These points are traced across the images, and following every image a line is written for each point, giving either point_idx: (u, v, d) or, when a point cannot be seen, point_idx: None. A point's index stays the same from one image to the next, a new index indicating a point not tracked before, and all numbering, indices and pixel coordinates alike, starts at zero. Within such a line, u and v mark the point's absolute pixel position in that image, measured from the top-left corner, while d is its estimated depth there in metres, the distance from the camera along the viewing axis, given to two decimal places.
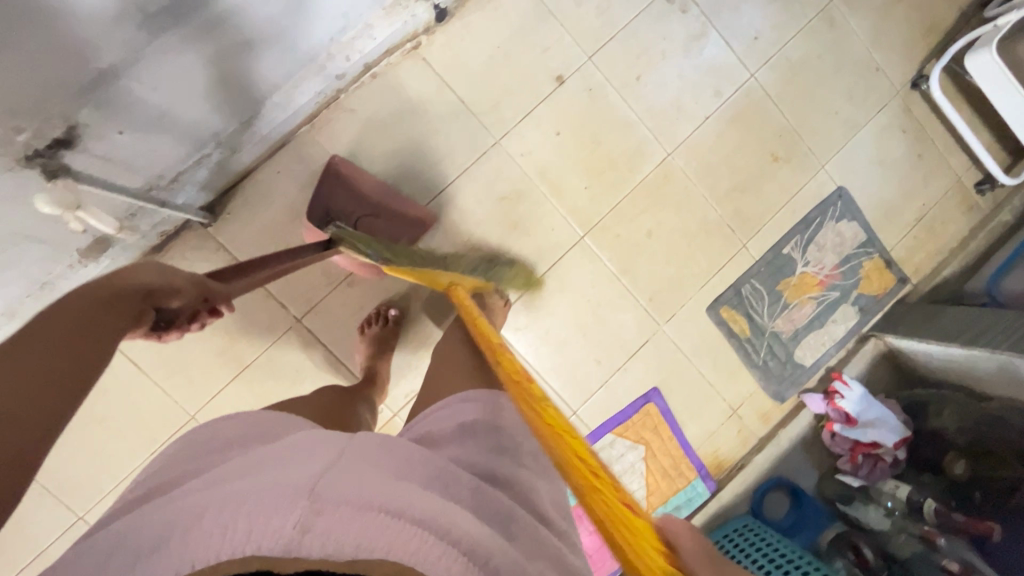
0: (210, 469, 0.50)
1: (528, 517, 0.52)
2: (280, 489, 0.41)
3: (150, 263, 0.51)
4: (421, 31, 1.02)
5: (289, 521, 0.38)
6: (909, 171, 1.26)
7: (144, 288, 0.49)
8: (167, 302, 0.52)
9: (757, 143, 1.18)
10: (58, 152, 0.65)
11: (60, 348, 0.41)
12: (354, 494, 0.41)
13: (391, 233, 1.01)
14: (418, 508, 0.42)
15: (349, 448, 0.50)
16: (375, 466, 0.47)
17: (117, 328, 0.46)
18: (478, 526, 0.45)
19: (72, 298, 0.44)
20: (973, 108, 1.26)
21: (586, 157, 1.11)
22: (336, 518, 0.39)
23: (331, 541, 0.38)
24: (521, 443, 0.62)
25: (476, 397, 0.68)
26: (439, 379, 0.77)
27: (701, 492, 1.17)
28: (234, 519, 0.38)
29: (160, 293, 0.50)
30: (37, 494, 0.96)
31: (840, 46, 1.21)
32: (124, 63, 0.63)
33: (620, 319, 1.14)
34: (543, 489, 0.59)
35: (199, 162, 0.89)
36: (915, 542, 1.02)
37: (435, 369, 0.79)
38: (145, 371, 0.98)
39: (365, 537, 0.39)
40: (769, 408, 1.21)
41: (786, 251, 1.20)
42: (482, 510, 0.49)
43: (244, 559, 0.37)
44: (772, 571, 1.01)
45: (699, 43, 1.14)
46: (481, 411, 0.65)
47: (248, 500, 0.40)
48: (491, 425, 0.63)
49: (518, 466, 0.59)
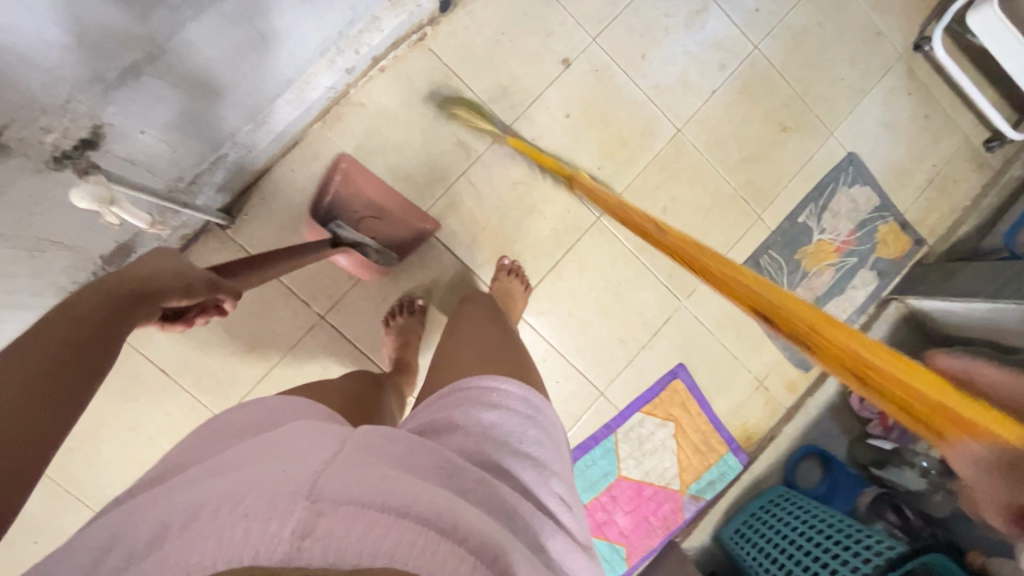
0: (234, 444, 0.48)
1: (531, 515, 0.49)
2: (277, 487, 0.38)
3: (166, 265, 0.54)
4: (426, 22, 1.02)
5: (286, 526, 0.35)
6: (917, 133, 1.26)
7: (144, 289, 0.49)
8: (177, 300, 0.52)
9: (765, 114, 1.18)
10: (85, 152, 0.65)
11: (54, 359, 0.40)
12: (356, 492, 0.38)
13: (389, 236, 1.04)
14: (425, 503, 0.39)
15: (349, 441, 0.46)
16: (375, 459, 0.44)
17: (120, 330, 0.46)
18: (487, 520, 0.42)
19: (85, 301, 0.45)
20: (976, 66, 1.26)
21: (597, 136, 1.11)
22: (337, 521, 0.36)
23: (333, 545, 0.35)
24: (525, 431, 0.58)
25: (473, 384, 0.62)
26: (442, 369, 0.73)
27: (733, 465, 1.18)
28: (228, 526, 0.35)
29: (172, 292, 0.52)
30: (73, 507, 0.95)
31: (839, 12, 1.21)
32: (148, 59, 0.62)
33: (641, 299, 1.14)
34: (551, 482, 0.56)
35: (217, 164, 0.89)
36: (953, 500, 1.03)
37: (444, 355, 0.77)
38: (173, 377, 0.97)
39: (369, 541, 0.36)
40: (795, 377, 1.22)
41: (801, 220, 1.20)
42: (496, 504, 0.46)
43: (242, 570, 0.34)
44: (812, 535, 0.99)
45: (701, 18, 1.14)
46: (480, 396, 0.60)
47: (242, 501, 0.36)
48: (488, 414, 0.58)
49: (520, 460, 0.55)
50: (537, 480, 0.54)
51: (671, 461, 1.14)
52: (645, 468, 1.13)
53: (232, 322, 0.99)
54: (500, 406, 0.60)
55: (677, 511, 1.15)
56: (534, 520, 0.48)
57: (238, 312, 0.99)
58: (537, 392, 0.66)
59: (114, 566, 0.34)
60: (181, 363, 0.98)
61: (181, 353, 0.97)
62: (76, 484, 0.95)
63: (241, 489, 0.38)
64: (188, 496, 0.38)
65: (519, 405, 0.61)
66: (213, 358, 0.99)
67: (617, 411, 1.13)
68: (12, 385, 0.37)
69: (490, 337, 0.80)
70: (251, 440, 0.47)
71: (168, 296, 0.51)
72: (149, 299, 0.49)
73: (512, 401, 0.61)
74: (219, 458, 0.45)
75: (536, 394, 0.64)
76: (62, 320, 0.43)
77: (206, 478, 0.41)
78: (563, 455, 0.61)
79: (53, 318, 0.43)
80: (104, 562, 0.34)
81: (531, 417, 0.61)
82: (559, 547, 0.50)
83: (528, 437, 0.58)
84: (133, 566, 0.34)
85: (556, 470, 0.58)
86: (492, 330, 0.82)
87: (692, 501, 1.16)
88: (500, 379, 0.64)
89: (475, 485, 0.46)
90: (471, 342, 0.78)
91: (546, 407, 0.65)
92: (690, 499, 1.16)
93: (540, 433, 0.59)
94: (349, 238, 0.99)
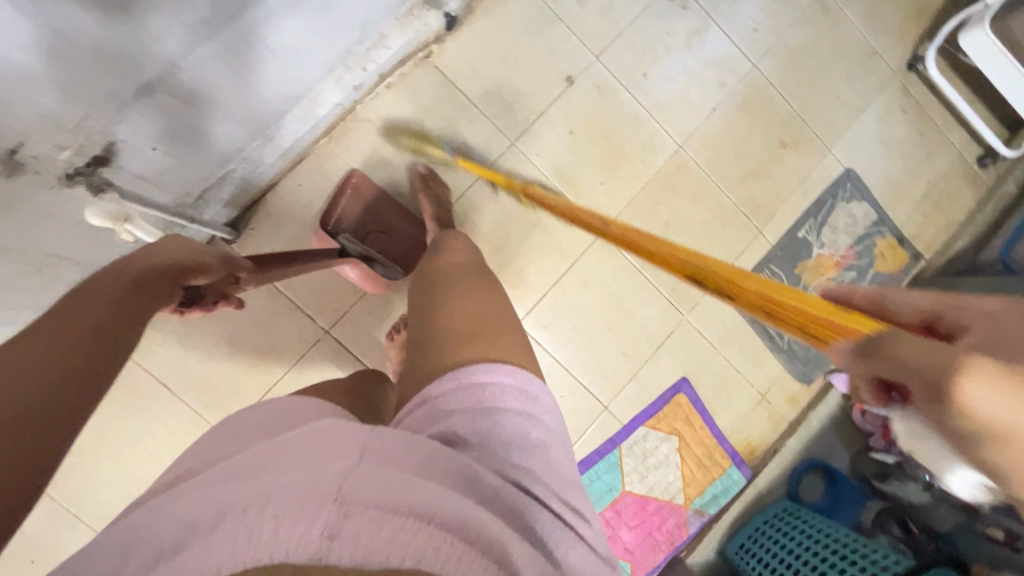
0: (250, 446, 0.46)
1: (553, 530, 0.48)
2: (304, 488, 0.38)
3: (175, 242, 0.60)
4: (432, 39, 1.03)
5: (314, 527, 0.35)
6: (911, 150, 1.29)
7: (168, 264, 0.56)
8: (198, 276, 0.60)
9: (765, 130, 1.20)
10: (97, 169, 0.65)
11: (74, 341, 0.41)
12: (382, 496, 0.39)
13: (395, 252, 1.02)
14: (450, 509, 0.39)
15: (369, 442, 0.44)
16: (394, 461, 0.43)
17: (141, 308, 0.50)
18: (511, 532, 0.42)
19: (104, 275, 0.49)
20: (969, 85, 1.30)
21: (600, 153, 1.12)
22: (363, 523, 0.37)
23: (361, 547, 0.36)
24: (528, 436, 0.55)
25: (467, 381, 0.58)
26: (431, 350, 0.64)
27: (737, 479, 1.18)
28: (256, 526, 0.35)
29: (193, 269, 0.60)
30: (69, 524, 0.93)
31: (836, 32, 1.24)
32: (164, 77, 0.63)
33: (644, 312, 1.15)
34: (559, 485, 0.54)
35: (224, 179, 0.89)
36: (957, 513, 1.01)
37: (428, 330, 0.68)
38: (175, 393, 0.97)
39: (394, 545, 0.36)
40: (796, 390, 1.23)
41: (801, 235, 1.22)
42: (511, 512, 0.45)
43: (274, 567, 0.34)
44: (818, 550, 0.99)
45: (701, 37, 1.16)
46: (477, 397, 0.57)
47: (269, 500, 0.36)
48: (487, 419, 0.55)
49: (528, 473, 0.52)
50: (547, 484, 0.53)
51: (675, 476, 1.14)
52: (649, 482, 1.13)
53: (237, 337, 0.99)
54: (501, 407, 0.57)
55: (681, 526, 1.14)
56: (548, 527, 0.47)
57: (242, 326, 0.99)
58: (536, 380, 0.62)
59: (139, 565, 0.34)
60: (184, 378, 0.97)
61: (184, 368, 0.97)
62: (73, 501, 0.93)
63: (261, 489, 0.37)
64: (211, 498, 0.38)
65: (519, 403, 0.58)
66: (217, 373, 0.98)
67: (621, 425, 1.13)
68: (41, 369, 0.37)
69: (482, 307, 0.71)
70: (267, 441, 0.46)
71: (190, 273, 0.59)
72: (171, 275, 0.55)
73: (510, 402, 0.58)
74: (236, 457, 0.44)
75: (534, 385, 0.61)
76: (80, 296, 0.46)
77: (221, 481, 0.40)
78: (566, 450, 0.59)
79: (71, 300, 0.45)
80: (128, 562, 0.34)
81: (532, 415, 0.58)
82: (580, 560, 0.48)
83: (532, 439, 0.56)
84: (159, 566, 0.33)
85: (562, 470, 0.56)
86: (482, 298, 0.73)
87: (696, 516, 1.16)
88: (497, 371, 0.60)
89: (492, 494, 0.45)
90: (462, 314, 0.68)
91: (546, 399, 0.62)
92: (694, 513, 1.15)
93: (544, 434, 0.57)
94: (358, 251, 0.98)
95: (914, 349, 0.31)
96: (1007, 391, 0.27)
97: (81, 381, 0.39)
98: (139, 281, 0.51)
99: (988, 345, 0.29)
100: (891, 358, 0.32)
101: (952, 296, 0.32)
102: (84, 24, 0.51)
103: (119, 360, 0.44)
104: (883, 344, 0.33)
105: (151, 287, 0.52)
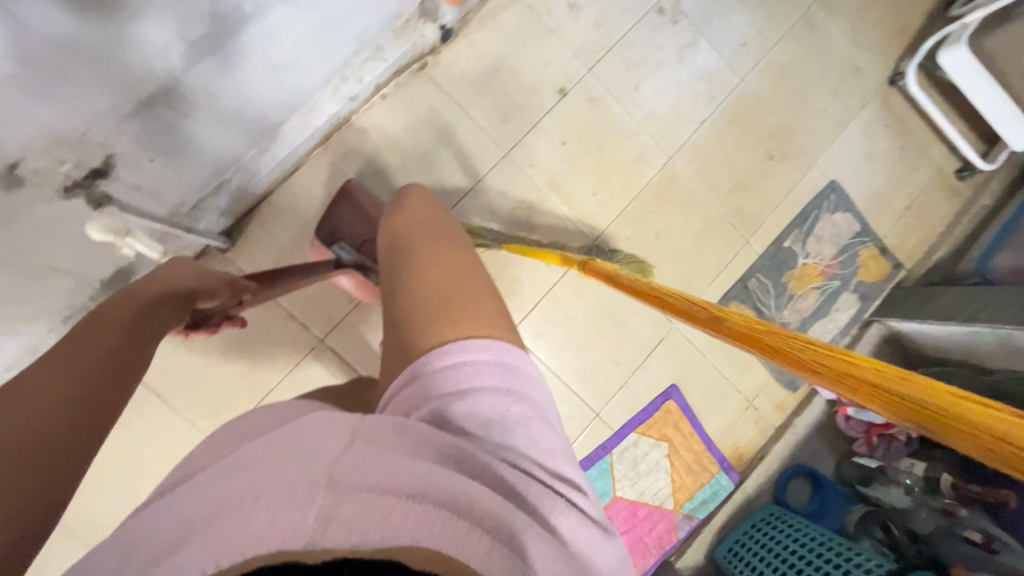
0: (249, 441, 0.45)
1: (542, 495, 0.46)
2: (295, 479, 0.37)
3: (188, 267, 0.66)
4: (428, 51, 1.04)
5: (309, 513, 0.34)
6: (893, 163, 1.33)
7: (182, 289, 0.61)
8: (205, 300, 0.66)
9: (753, 143, 1.23)
10: (95, 181, 0.65)
11: (83, 380, 0.43)
12: (374, 479, 0.38)
13: None
14: (440, 486, 0.38)
15: (360, 427, 0.45)
16: (388, 445, 0.43)
17: (153, 334, 0.54)
18: (502, 502, 0.41)
19: (129, 299, 0.55)
20: (948, 100, 1.34)
21: (593, 164, 1.14)
22: (357, 506, 0.35)
23: (355, 531, 0.34)
24: (509, 413, 0.51)
25: (437, 365, 0.54)
26: (403, 334, 0.60)
27: (725, 484, 1.21)
28: (249, 516, 0.33)
29: (202, 293, 0.65)
30: (61, 537, 0.92)
31: (821, 48, 1.28)
32: (164, 91, 0.64)
33: (635, 320, 1.17)
34: (547, 457, 0.51)
35: (220, 189, 0.89)
36: (937, 517, 1.04)
37: (398, 309, 0.63)
38: (169, 403, 0.96)
39: (388, 524, 0.34)
40: (783, 397, 1.27)
41: (787, 245, 1.25)
42: (505, 487, 0.44)
43: (270, 556, 0.32)
44: (805, 554, 1.02)
45: (691, 51, 1.19)
46: (450, 379, 0.53)
47: (261, 495, 0.35)
48: (462, 401, 0.51)
49: (512, 451, 0.49)
50: (532, 457, 0.50)
51: (665, 481, 1.16)
52: (640, 488, 1.15)
53: (231, 345, 0.99)
54: (476, 389, 0.52)
55: (671, 531, 1.16)
56: (540, 500, 0.46)
57: (237, 335, 0.99)
58: (512, 351, 0.58)
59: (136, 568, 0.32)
60: (178, 388, 0.97)
61: (179, 377, 0.97)
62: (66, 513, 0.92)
63: (253, 486, 0.36)
64: (211, 492, 0.37)
65: (496, 379, 0.54)
66: (211, 382, 0.98)
67: (612, 432, 1.15)
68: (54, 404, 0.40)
69: (450, 277, 0.65)
70: (256, 439, 0.45)
71: (200, 296, 0.64)
72: (183, 299, 0.61)
73: (486, 380, 0.53)
74: (233, 456, 0.42)
75: (509, 355, 0.57)
76: (98, 321, 0.50)
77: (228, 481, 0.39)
78: (553, 418, 0.56)
79: (90, 327, 0.49)
80: (129, 564, 0.32)
81: (512, 390, 0.54)
82: (575, 527, 0.46)
83: (513, 416, 0.52)
84: None
85: (551, 439, 0.53)
86: (450, 265, 0.67)
87: (685, 521, 1.18)
88: (468, 349, 0.55)
89: (483, 472, 0.44)
90: (430, 288, 0.63)
91: (525, 367, 0.58)
92: (684, 518, 1.18)
93: (525, 407, 0.53)
94: (352, 260, 0.92)
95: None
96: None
97: (90, 417, 0.42)
98: (151, 309, 0.56)
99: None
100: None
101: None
102: (89, 39, 0.52)
103: (122, 401, 0.46)
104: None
105: (164, 312, 0.57)
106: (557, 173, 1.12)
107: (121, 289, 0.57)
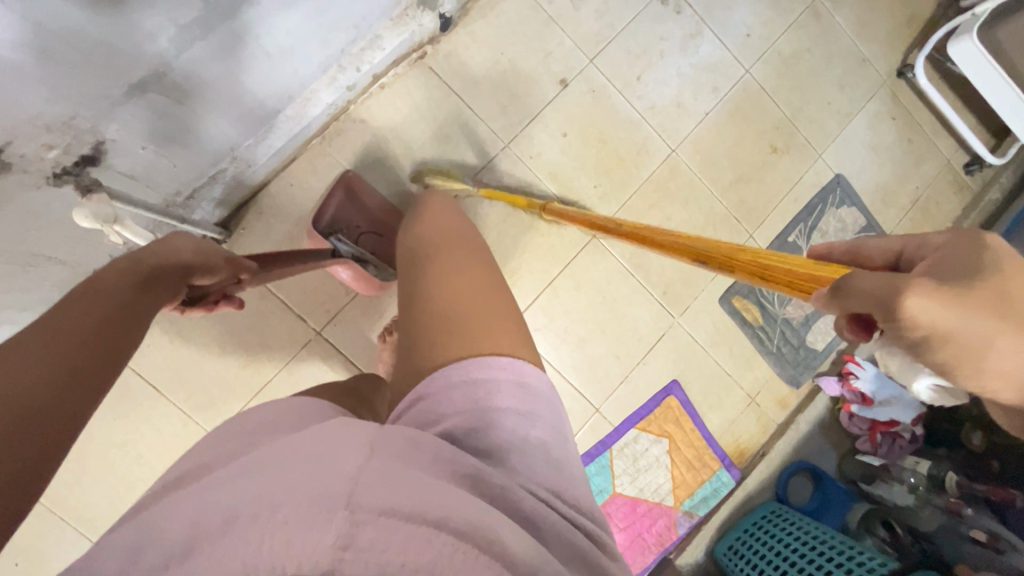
0: (249, 451, 0.43)
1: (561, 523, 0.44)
2: (316, 493, 0.35)
3: (187, 243, 0.63)
4: (426, 41, 1.02)
5: (326, 535, 0.33)
6: (900, 157, 1.31)
7: (183, 263, 0.61)
8: (203, 276, 0.65)
9: (757, 136, 1.21)
10: (86, 168, 0.64)
11: (59, 365, 0.42)
12: (395, 501, 0.36)
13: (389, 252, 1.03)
14: (460, 514, 0.37)
15: (378, 437, 0.42)
16: (407, 457, 0.41)
17: (144, 316, 0.53)
18: (519, 530, 0.39)
19: (125, 270, 0.54)
20: (957, 93, 1.32)
21: (594, 156, 1.13)
22: (376, 531, 0.34)
23: (374, 561, 0.33)
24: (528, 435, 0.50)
25: (458, 378, 0.52)
26: (420, 349, 0.57)
27: (725, 481, 1.19)
28: (267, 533, 0.32)
29: (199, 270, 0.64)
30: (54, 527, 0.92)
31: (828, 39, 1.25)
32: (154, 77, 0.62)
33: (636, 314, 1.16)
34: (562, 485, 0.49)
35: (215, 178, 0.88)
36: (940, 515, 1.03)
37: (412, 318, 0.60)
38: (163, 393, 0.96)
39: (407, 555, 0.33)
40: (786, 394, 1.25)
41: (791, 239, 1.23)
42: (519, 512, 0.42)
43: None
44: (807, 553, 1.00)
45: (695, 41, 1.17)
46: (470, 396, 0.51)
47: (279, 506, 0.33)
48: (481, 419, 0.50)
49: (529, 477, 0.47)
50: (547, 484, 0.48)
51: (665, 478, 1.15)
52: (639, 484, 1.13)
53: (227, 338, 0.98)
54: (496, 409, 0.51)
55: (670, 528, 1.15)
56: (563, 527, 0.44)
57: (233, 326, 0.98)
58: (534, 372, 0.57)
59: None
60: (172, 378, 0.96)
61: (174, 368, 0.96)
62: (60, 502, 0.92)
63: (271, 492, 0.34)
64: (226, 496, 0.35)
65: (517, 399, 0.53)
66: (206, 372, 0.97)
67: (612, 427, 1.13)
68: (28, 391, 0.38)
69: (472, 288, 0.62)
70: (272, 441, 0.43)
71: (197, 272, 0.64)
72: (178, 276, 0.60)
73: (505, 400, 0.52)
74: (247, 456, 0.41)
75: (530, 375, 0.56)
76: (87, 293, 0.49)
77: (216, 482, 0.37)
78: (569, 444, 0.55)
79: (72, 302, 0.47)
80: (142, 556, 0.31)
81: (532, 414, 0.53)
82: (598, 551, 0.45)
83: (532, 440, 0.51)
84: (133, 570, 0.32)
85: (565, 466, 0.51)
86: (471, 275, 0.64)
87: (685, 518, 1.16)
88: (492, 366, 0.54)
89: (499, 496, 0.42)
90: (448, 300, 0.60)
91: (546, 389, 0.57)
92: (684, 515, 1.16)
93: (544, 433, 0.52)
94: (350, 252, 0.93)
95: (878, 279, 0.35)
96: (953, 302, 0.33)
97: (65, 405, 0.40)
98: (149, 280, 0.56)
99: (937, 272, 0.35)
100: (859, 292, 0.35)
101: (918, 235, 0.38)
102: (78, 25, 0.51)
103: (100, 393, 0.44)
104: (849, 280, 0.36)
105: (157, 288, 0.57)
106: (557, 166, 1.11)
107: (120, 257, 0.56)
